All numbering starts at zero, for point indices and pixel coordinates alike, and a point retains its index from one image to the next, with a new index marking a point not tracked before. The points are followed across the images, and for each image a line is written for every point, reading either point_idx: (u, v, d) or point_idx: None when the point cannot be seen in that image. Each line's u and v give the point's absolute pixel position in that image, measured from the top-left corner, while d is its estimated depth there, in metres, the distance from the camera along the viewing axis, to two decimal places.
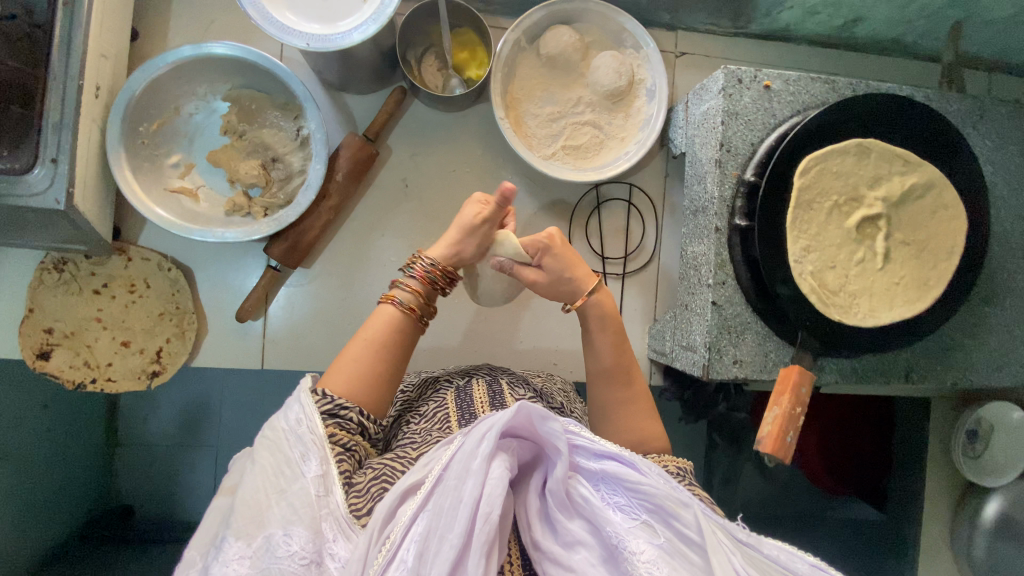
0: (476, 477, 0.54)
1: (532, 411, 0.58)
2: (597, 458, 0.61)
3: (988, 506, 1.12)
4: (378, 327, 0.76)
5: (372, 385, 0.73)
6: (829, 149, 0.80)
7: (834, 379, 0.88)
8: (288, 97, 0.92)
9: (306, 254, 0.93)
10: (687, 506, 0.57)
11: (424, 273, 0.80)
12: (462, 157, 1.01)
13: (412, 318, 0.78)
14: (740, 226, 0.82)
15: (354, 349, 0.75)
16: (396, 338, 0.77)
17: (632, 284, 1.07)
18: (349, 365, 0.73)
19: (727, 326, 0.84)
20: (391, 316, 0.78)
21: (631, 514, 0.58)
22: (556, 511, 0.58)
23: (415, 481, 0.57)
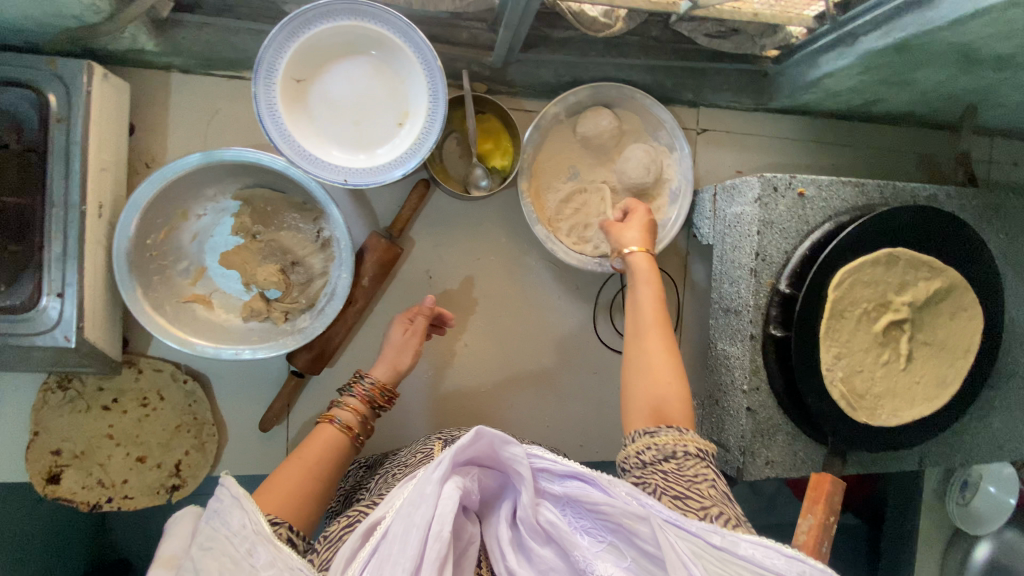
0: (430, 500, 0.53)
1: (493, 436, 0.58)
2: (562, 481, 0.59)
3: (977, 550, 1.21)
4: (317, 445, 0.70)
5: (307, 499, 0.64)
6: (862, 262, 0.81)
7: (856, 470, 0.91)
8: (306, 196, 0.87)
9: (330, 359, 0.89)
10: (643, 519, 0.54)
11: (365, 392, 0.77)
12: (486, 244, 0.98)
13: (351, 437, 0.73)
14: (775, 335, 0.83)
15: (290, 465, 0.67)
16: (337, 461, 0.70)
17: None
18: (286, 478, 0.64)
19: (760, 431, 0.86)
20: (333, 439, 0.71)
21: (597, 537, 0.57)
22: (526, 537, 0.57)
23: (379, 517, 0.54)
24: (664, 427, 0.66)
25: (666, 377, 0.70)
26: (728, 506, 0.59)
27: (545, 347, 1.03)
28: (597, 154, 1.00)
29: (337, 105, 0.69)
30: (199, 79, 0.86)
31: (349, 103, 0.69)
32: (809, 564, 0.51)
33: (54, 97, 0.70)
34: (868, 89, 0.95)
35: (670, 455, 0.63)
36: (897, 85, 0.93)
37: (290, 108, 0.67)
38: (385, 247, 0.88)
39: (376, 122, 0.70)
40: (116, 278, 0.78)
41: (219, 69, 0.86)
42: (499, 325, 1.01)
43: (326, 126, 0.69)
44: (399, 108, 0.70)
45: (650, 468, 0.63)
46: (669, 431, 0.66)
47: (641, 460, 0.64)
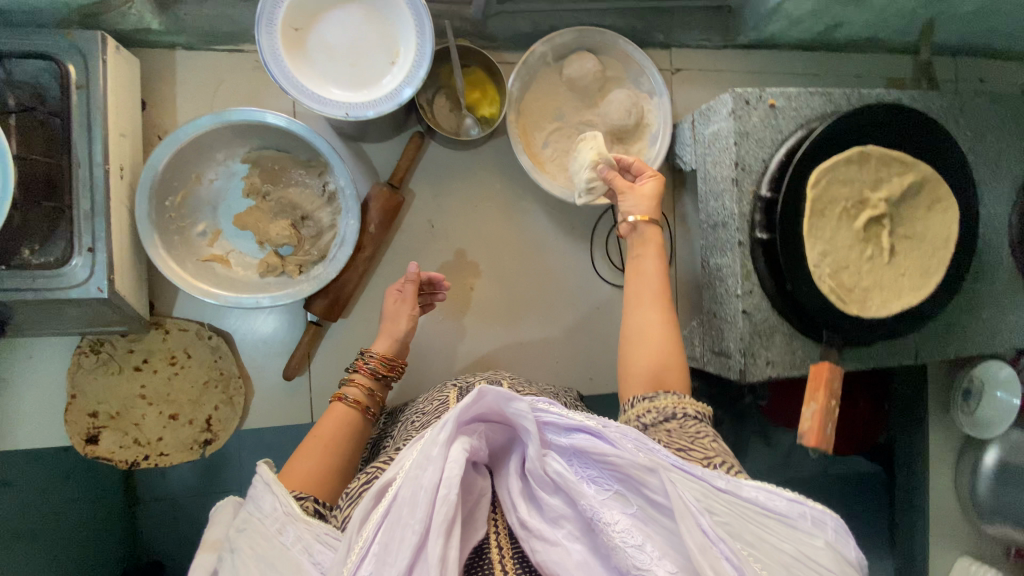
0: (435, 464, 0.49)
1: (496, 395, 0.53)
2: (567, 432, 0.56)
3: (987, 455, 1.24)
4: (330, 421, 0.75)
5: (329, 474, 0.69)
6: (836, 160, 0.86)
7: (854, 366, 0.96)
8: (310, 154, 0.92)
9: (346, 305, 0.94)
10: (652, 471, 0.52)
11: (370, 368, 0.82)
12: (483, 191, 1.03)
13: (363, 411, 0.78)
14: (762, 239, 0.88)
15: (308, 443, 0.72)
16: (352, 435, 0.75)
17: None
18: (306, 457, 0.70)
19: (758, 332, 0.91)
20: (344, 412, 0.77)
21: (604, 486, 0.53)
22: (534, 492, 0.53)
23: (386, 481, 0.52)
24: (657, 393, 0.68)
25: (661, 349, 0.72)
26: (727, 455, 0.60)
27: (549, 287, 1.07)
28: (580, 97, 1.05)
29: (333, 50, 0.75)
30: (202, 54, 0.93)
31: (344, 46, 0.75)
32: (806, 502, 0.52)
33: (73, 68, 0.76)
34: (826, 11, 1.01)
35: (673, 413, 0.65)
36: (852, 4, 1.00)
37: (290, 53, 0.73)
38: (385, 195, 0.93)
39: (369, 63, 0.75)
40: (140, 238, 0.83)
41: (220, 43, 0.93)
42: (502, 267, 1.05)
43: (324, 69, 0.75)
44: (390, 48, 0.76)
45: (655, 426, 0.65)
46: (665, 395, 0.67)
47: (644, 424, 0.66)
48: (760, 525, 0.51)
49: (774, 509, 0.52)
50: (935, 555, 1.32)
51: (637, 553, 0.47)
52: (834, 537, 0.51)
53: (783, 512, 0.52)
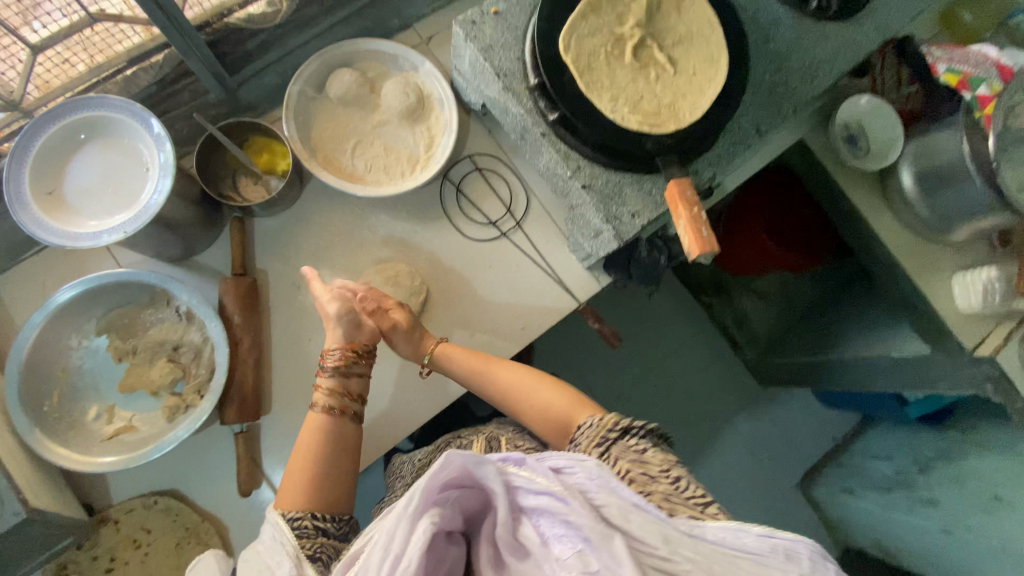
0: (403, 539, 0.60)
1: (462, 457, 0.64)
2: (535, 492, 0.66)
3: (904, 177, 1.24)
4: (310, 434, 0.85)
5: (314, 489, 0.81)
6: (571, 20, 0.91)
7: (712, 171, 0.98)
8: (149, 292, 0.94)
9: (258, 399, 0.94)
10: (611, 536, 0.58)
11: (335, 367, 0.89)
12: (325, 233, 1.06)
13: (342, 415, 0.87)
14: (556, 119, 0.92)
15: (295, 463, 0.83)
16: (335, 441, 0.86)
17: (532, 224, 1.13)
18: (294, 480, 0.81)
19: (607, 196, 0.94)
20: (315, 421, 0.86)
21: (569, 545, 0.62)
22: (508, 551, 0.66)
23: (358, 549, 0.64)
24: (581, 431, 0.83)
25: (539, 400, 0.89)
26: (660, 487, 0.69)
27: (432, 276, 1.10)
28: (361, 108, 1.10)
29: (93, 189, 0.79)
30: (15, 271, 0.95)
31: (99, 181, 0.79)
32: (775, 536, 0.59)
33: None
34: None
35: (602, 446, 0.77)
36: None
37: (52, 213, 0.76)
38: (235, 287, 0.95)
39: (128, 182, 0.79)
40: (31, 447, 0.84)
41: (24, 253, 0.96)
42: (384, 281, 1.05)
43: (91, 208, 0.78)
44: (140, 160, 0.80)
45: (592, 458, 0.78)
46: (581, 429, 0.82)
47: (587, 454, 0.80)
48: (737, 569, 0.57)
49: (744, 549, 0.59)
50: (931, 292, 1.29)
51: None
52: (808, 568, 0.58)
53: (758, 549, 0.59)
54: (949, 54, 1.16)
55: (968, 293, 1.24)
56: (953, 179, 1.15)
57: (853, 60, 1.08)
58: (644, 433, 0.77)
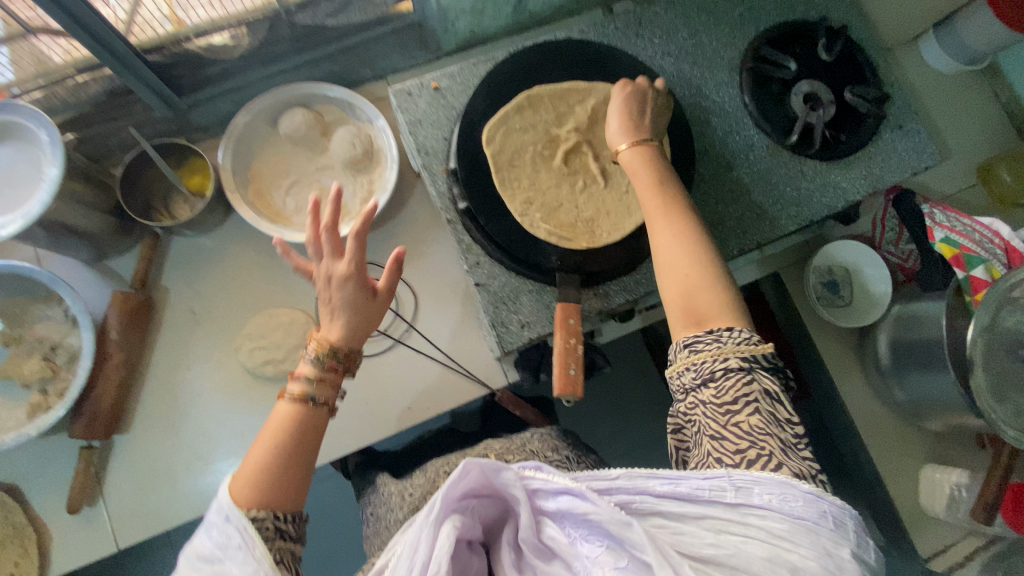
0: (424, 541, 0.54)
1: (483, 464, 0.57)
2: (553, 496, 0.59)
3: (880, 342, 1.10)
4: (276, 425, 0.62)
5: (279, 488, 0.59)
6: (503, 112, 0.87)
7: (625, 300, 0.87)
8: (45, 289, 0.96)
9: (112, 418, 0.93)
10: (630, 525, 0.53)
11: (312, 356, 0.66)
12: (238, 263, 1.05)
13: (315, 404, 0.64)
14: (464, 209, 0.87)
15: (258, 457, 0.60)
16: (307, 432, 0.63)
17: (434, 306, 1.10)
18: (259, 475, 0.58)
19: (500, 299, 0.86)
20: (287, 415, 0.63)
21: (597, 543, 0.56)
22: (532, 557, 0.57)
23: (383, 561, 0.57)
24: (704, 335, 0.66)
25: (698, 277, 0.70)
26: (774, 429, 0.60)
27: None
28: (309, 148, 1.10)
29: None
30: None
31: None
32: (825, 496, 0.53)
33: None
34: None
35: (725, 364, 0.63)
36: None
37: None
38: (124, 300, 0.95)
39: (23, 183, 0.83)
40: None
41: None
42: (270, 331, 1.00)
43: None
44: (38, 165, 0.83)
45: (693, 394, 0.65)
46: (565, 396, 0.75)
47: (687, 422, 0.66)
48: (777, 550, 0.51)
49: (792, 514, 0.53)
50: (890, 477, 1.14)
51: None
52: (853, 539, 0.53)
53: (809, 516, 0.53)
54: (955, 222, 1.02)
55: (933, 491, 1.09)
56: (926, 360, 0.99)
57: (826, 206, 0.99)
58: (771, 366, 0.65)
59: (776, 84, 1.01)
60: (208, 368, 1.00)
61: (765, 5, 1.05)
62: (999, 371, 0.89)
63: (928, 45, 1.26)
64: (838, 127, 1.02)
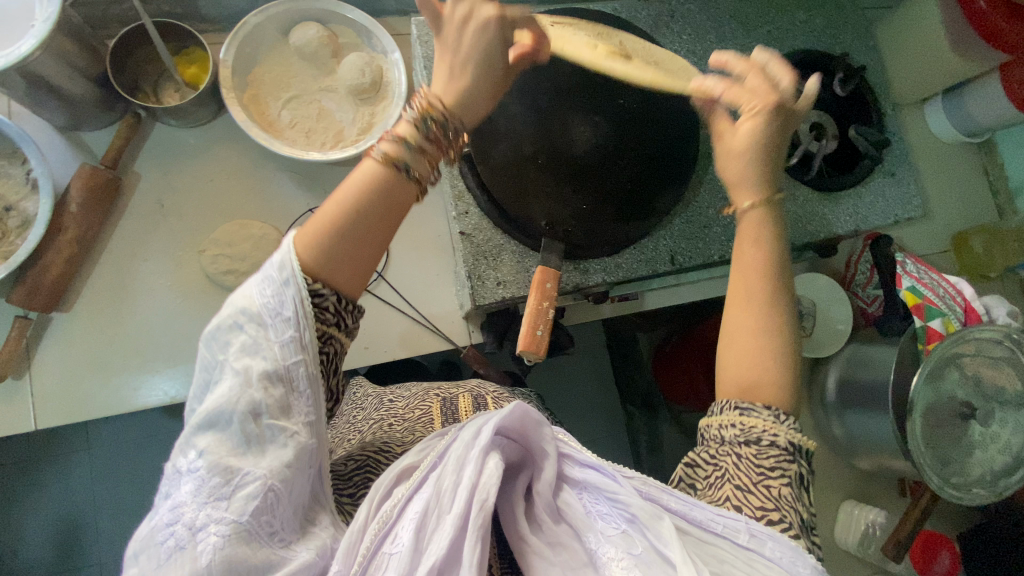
0: (473, 465, 0.48)
1: (536, 416, 0.53)
2: (581, 466, 0.56)
3: (830, 377, 1.15)
4: (354, 185, 0.51)
5: (342, 258, 0.50)
6: None
7: (602, 279, 0.89)
8: (10, 145, 0.91)
9: (56, 292, 0.89)
10: (660, 517, 0.52)
11: (410, 120, 0.54)
12: (220, 166, 1.01)
13: (399, 177, 0.52)
14: (463, 153, 0.86)
15: (329, 211, 0.51)
16: (387, 208, 0.52)
17: (412, 253, 1.09)
18: (328, 234, 0.50)
19: (481, 253, 0.86)
20: (374, 176, 0.51)
21: (613, 523, 0.53)
22: (543, 514, 0.53)
23: (414, 461, 0.51)
24: (761, 406, 0.59)
25: (764, 361, 0.60)
26: (799, 508, 0.56)
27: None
28: (318, 66, 1.07)
29: None
30: None
31: None
32: None
33: None
34: None
35: (770, 437, 0.57)
36: None
37: None
38: (91, 175, 0.90)
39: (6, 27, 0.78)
40: None
41: None
42: (242, 241, 0.97)
43: None
44: (29, 12, 0.78)
45: (730, 447, 0.59)
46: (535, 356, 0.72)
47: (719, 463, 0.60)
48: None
49: None
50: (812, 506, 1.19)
51: None
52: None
53: None
54: (923, 273, 1.05)
55: (848, 523, 1.15)
56: (869, 400, 1.04)
57: (810, 233, 1.02)
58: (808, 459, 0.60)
59: None
60: (166, 264, 0.96)
61: (793, 28, 1.06)
62: (935, 421, 0.94)
63: (933, 107, 1.31)
64: (835, 162, 1.05)
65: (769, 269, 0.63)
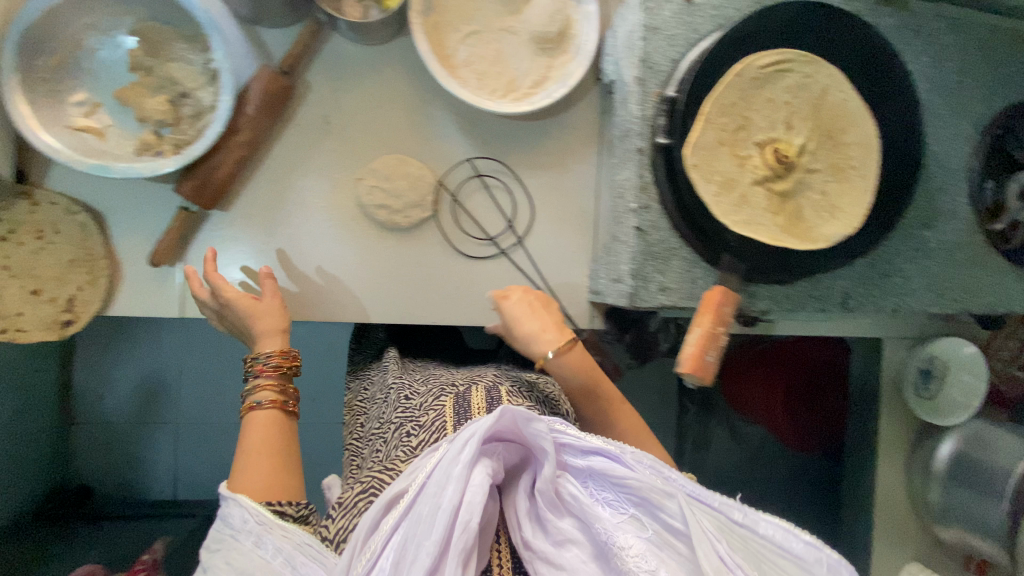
0: (457, 483, 0.54)
1: (517, 414, 0.59)
2: (584, 454, 0.64)
3: (942, 448, 1.09)
4: (257, 431, 0.75)
5: (283, 476, 0.70)
6: (744, 62, 0.76)
7: (767, 307, 0.85)
8: (194, 28, 0.88)
9: (218, 194, 0.89)
10: (671, 496, 0.60)
11: (270, 366, 0.80)
12: (387, 92, 0.97)
13: (280, 408, 0.78)
14: (662, 144, 0.79)
15: (246, 458, 0.71)
16: (281, 443, 0.74)
17: (550, 222, 1.03)
18: (258, 472, 0.69)
19: (652, 253, 0.81)
20: (268, 418, 0.76)
21: (620, 509, 0.61)
22: (547, 509, 0.60)
23: (400, 490, 0.56)
24: None
25: None
26: None
27: (445, 208, 1.00)
28: (503, 2, 0.99)
29: None
30: None
31: None
32: (826, 549, 0.57)
33: None
34: None
35: None
36: None
37: None
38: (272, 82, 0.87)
39: None
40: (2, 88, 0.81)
41: None
42: (399, 178, 0.95)
43: None
44: None
45: None
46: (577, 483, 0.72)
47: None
48: (774, 563, 0.59)
49: (791, 553, 0.59)
50: (877, 561, 1.17)
51: None
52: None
53: (805, 558, 0.58)
54: None
55: None
56: (983, 483, 0.99)
57: (988, 304, 0.94)
58: None
59: (1002, 161, 0.92)
60: (321, 185, 0.96)
61: None
62: None
63: None
64: None
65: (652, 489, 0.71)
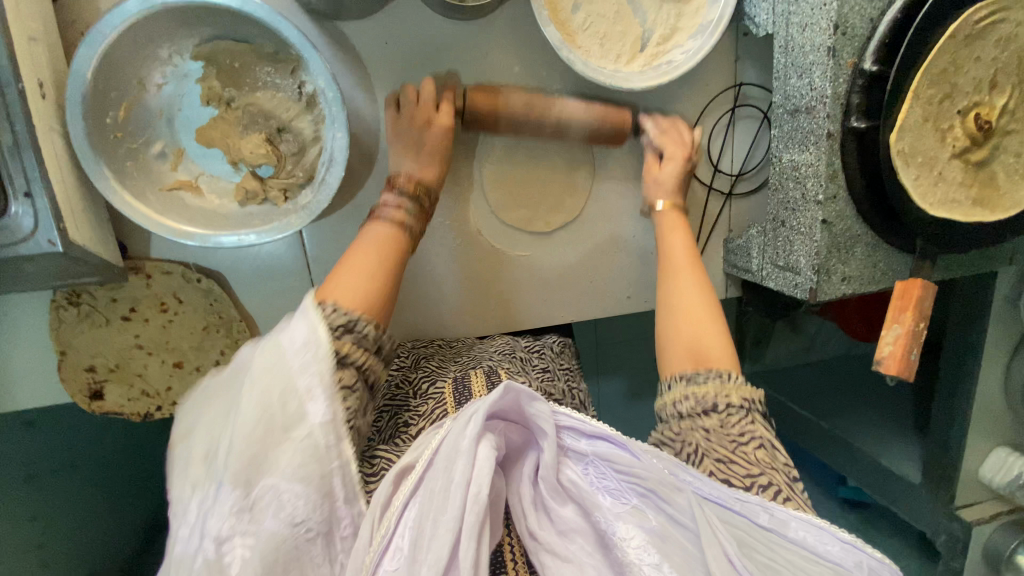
0: (465, 458, 0.47)
1: (520, 392, 0.53)
2: (588, 439, 0.55)
3: None
4: (374, 236, 0.68)
5: (376, 289, 0.61)
6: (967, 19, 0.64)
7: (942, 277, 0.82)
8: (278, 44, 0.72)
9: (429, 212, 0.75)
10: (680, 490, 0.51)
11: (402, 193, 0.72)
12: (499, 78, 0.83)
13: (405, 227, 0.70)
14: (858, 128, 0.70)
15: (355, 256, 0.64)
16: (394, 254, 0.67)
17: (683, 196, 0.95)
18: (353, 273, 0.62)
19: (837, 245, 0.76)
20: (383, 234, 0.68)
21: (621, 499, 0.52)
22: (546, 495, 0.52)
23: (410, 462, 0.50)
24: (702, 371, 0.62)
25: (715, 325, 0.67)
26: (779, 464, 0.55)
27: (589, 218, 0.93)
28: None
29: None
30: None
31: None
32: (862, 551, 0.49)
33: None
34: None
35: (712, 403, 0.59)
36: None
37: None
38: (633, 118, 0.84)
39: None
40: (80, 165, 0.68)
41: None
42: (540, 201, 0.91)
43: None
44: None
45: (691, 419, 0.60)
46: (710, 377, 0.61)
47: (681, 411, 0.61)
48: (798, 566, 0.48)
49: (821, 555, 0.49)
50: (970, 449, 1.25)
51: (653, 573, 0.46)
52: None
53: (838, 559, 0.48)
54: None
55: (1000, 467, 1.23)
56: None
57: None
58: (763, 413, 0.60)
59: None
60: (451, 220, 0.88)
61: None
62: None
63: None
64: None
65: (694, 258, 0.77)
